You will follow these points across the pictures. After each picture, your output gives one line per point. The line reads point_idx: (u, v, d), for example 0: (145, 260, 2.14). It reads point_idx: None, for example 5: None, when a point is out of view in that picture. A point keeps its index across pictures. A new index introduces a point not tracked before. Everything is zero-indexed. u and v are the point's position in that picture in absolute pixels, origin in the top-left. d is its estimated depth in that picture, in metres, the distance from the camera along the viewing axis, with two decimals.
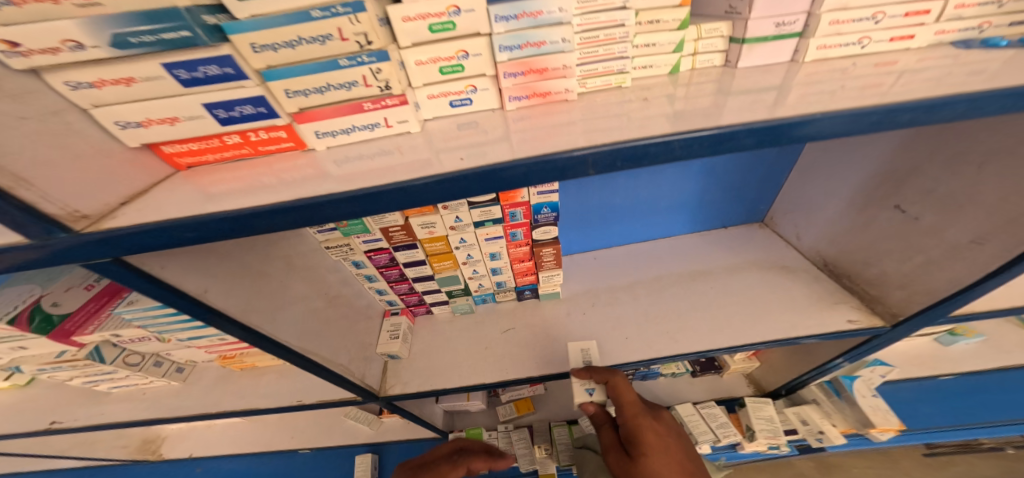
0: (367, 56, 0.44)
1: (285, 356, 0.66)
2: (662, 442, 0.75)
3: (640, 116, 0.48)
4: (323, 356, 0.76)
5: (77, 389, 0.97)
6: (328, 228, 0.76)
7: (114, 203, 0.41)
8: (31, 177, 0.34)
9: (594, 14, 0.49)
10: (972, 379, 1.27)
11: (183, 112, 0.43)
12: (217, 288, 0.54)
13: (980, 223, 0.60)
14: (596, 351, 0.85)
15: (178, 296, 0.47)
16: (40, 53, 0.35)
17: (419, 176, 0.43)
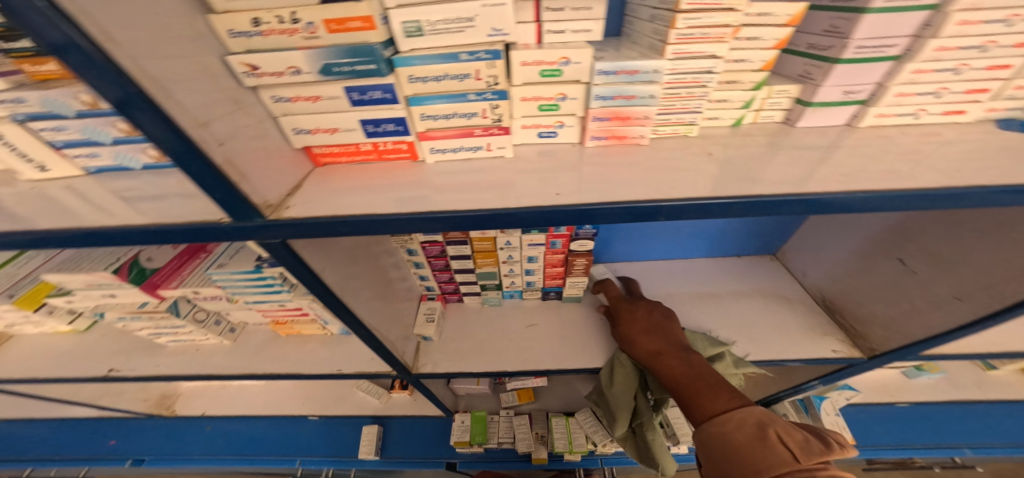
0: (491, 94, 0.55)
1: (356, 330, 0.79)
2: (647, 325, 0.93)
3: (706, 167, 0.55)
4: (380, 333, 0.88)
5: (137, 342, 1.15)
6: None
7: (284, 195, 0.55)
8: (246, 172, 0.47)
9: (681, 75, 0.52)
10: (925, 408, 1.45)
11: (342, 125, 0.56)
12: (331, 269, 0.67)
13: (964, 284, 0.69)
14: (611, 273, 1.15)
15: (309, 274, 0.61)
16: (268, 75, 0.49)
17: (524, 204, 0.53)
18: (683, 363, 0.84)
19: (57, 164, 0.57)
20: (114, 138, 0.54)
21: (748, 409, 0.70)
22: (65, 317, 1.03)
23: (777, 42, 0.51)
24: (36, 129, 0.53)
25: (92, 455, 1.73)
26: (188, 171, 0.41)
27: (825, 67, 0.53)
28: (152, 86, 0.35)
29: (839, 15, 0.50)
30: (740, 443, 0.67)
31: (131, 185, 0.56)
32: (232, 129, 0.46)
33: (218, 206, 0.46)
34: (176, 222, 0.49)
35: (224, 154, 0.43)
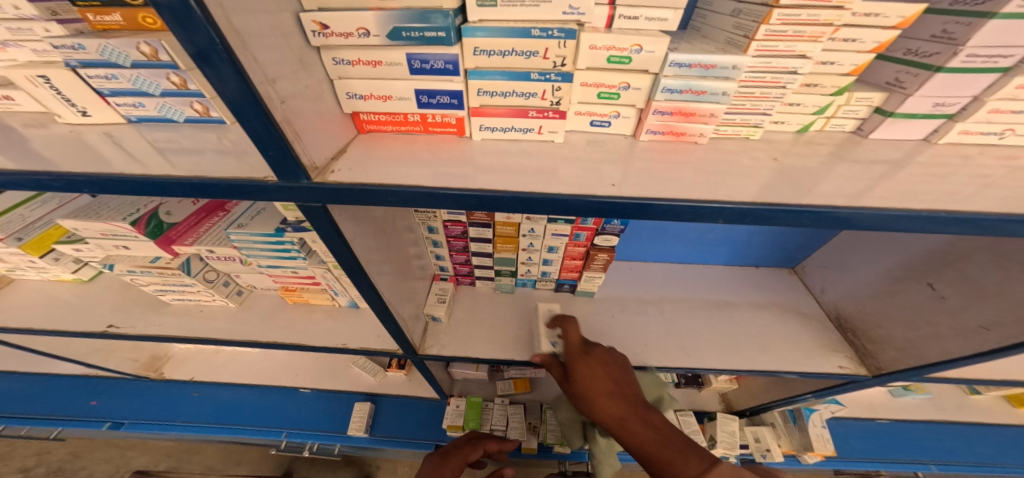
0: (556, 75, 0.52)
1: (374, 303, 0.78)
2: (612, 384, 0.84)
3: (763, 173, 0.54)
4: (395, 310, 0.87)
5: (149, 299, 1.21)
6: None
7: (327, 159, 0.53)
8: (301, 132, 0.47)
9: (759, 74, 0.51)
10: (906, 425, 1.52)
11: (397, 93, 0.54)
12: (359, 238, 0.67)
13: (996, 314, 0.70)
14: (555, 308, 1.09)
15: (337, 238, 0.60)
16: (337, 36, 0.47)
17: (583, 192, 0.51)
18: (648, 428, 0.78)
19: (100, 111, 0.63)
20: (164, 90, 0.59)
21: (722, 469, 0.70)
22: (70, 266, 1.16)
23: (877, 46, 0.49)
24: (87, 75, 0.58)
25: (71, 416, 1.70)
26: (249, 125, 0.41)
27: (922, 76, 0.51)
28: (235, 39, 0.36)
29: (955, 19, 0.47)
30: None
31: (169, 136, 0.61)
32: (295, 87, 0.46)
33: (270, 164, 0.46)
34: (223, 177, 0.50)
35: (286, 112, 0.44)
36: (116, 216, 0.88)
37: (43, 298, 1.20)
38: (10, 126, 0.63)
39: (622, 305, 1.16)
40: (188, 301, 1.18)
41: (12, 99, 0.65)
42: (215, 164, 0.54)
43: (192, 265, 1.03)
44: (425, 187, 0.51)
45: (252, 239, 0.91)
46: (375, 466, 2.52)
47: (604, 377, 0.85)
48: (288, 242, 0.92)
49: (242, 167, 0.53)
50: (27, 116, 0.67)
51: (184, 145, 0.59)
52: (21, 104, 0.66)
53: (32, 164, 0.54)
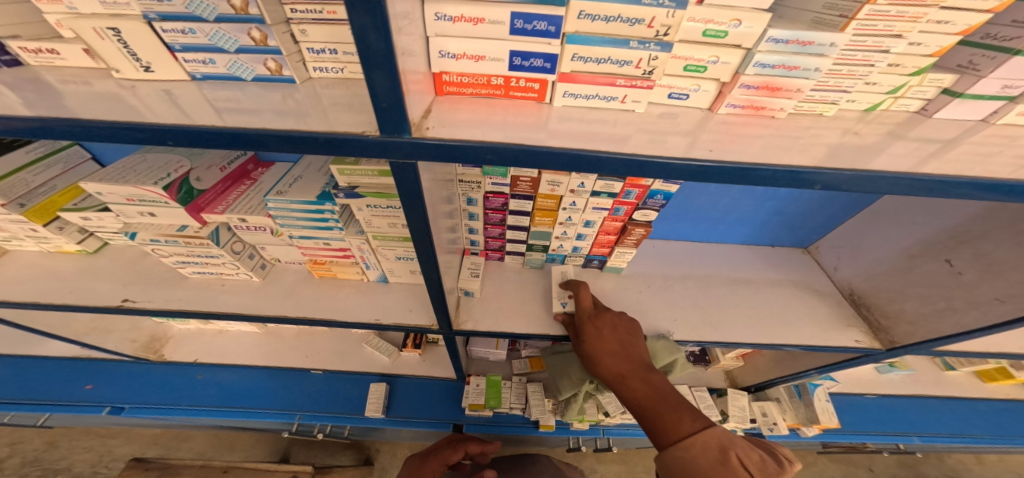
0: (655, 45, 0.52)
1: (427, 264, 0.79)
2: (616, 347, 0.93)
3: (839, 147, 0.56)
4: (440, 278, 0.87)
5: (164, 274, 1.15)
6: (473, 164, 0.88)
7: (417, 118, 0.52)
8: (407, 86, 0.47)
9: (852, 51, 0.53)
10: (890, 400, 1.64)
11: (491, 53, 0.53)
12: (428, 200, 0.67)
13: (1009, 287, 0.76)
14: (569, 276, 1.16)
15: (416, 199, 0.61)
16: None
17: (675, 157, 0.52)
18: (647, 386, 0.86)
19: (164, 67, 0.59)
20: (240, 46, 0.58)
21: (709, 432, 0.74)
22: (76, 237, 1.09)
23: (966, 28, 0.50)
24: (161, 28, 0.55)
25: (64, 400, 1.61)
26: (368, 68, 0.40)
27: (999, 59, 0.52)
28: None
29: None
30: (705, 467, 0.71)
31: (231, 96, 0.57)
32: (405, 37, 0.44)
33: (377, 114, 0.45)
34: (316, 129, 0.48)
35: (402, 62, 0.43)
36: (146, 181, 0.83)
37: (42, 271, 1.12)
38: (49, 83, 0.57)
39: (649, 281, 1.19)
40: (208, 274, 1.13)
41: (58, 54, 0.59)
42: (299, 119, 0.52)
43: (220, 234, 0.98)
44: (523, 146, 0.51)
45: (291, 207, 0.88)
46: (375, 449, 2.51)
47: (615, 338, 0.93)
48: (328, 211, 0.89)
49: (330, 123, 0.51)
50: (69, 71, 0.61)
51: (255, 102, 0.56)
52: (66, 59, 0.60)
53: (99, 115, 0.50)
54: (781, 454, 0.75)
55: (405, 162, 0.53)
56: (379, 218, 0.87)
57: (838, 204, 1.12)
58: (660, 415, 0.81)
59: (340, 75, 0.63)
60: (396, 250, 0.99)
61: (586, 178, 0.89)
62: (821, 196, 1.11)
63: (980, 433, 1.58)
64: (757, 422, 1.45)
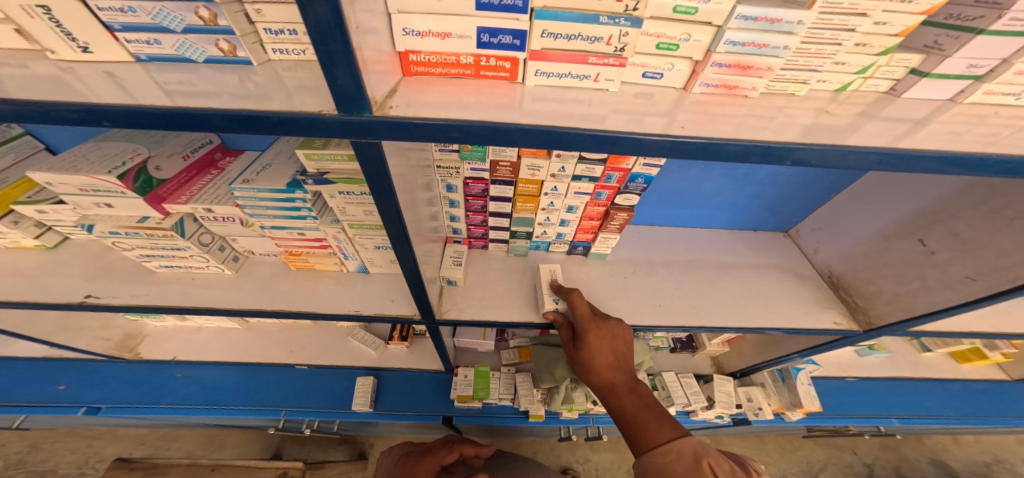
0: (625, 20, 0.51)
1: (403, 252, 0.77)
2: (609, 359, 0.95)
3: (811, 126, 0.56)
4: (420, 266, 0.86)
5: (135, 269, 1.12)
6: (451, 148, 0.86)
7: (381, 96, 0.50)
8: (366, 65, 0.45)
9: (819, 30, 0.52)
10: (870, 382, 1.68)
11: (458, 30, 0.52)
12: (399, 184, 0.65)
13: (981, 265, 0.77)
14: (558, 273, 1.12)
15: (384, 182, 0.59)
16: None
17: (643, 135, 0.51)
18: (634, 397, 0.91)
19: (103, 48, 0.56)
20: (188, 26, 0.56)
21: (685, 442, 0.79)
22: (32, 231, 1.06)
23: (930, 8, 0.49)
24: (95, 6, 0.52)
25: (39, 401, 1.58)
26: (321, 40, 0.38)
27: (963, 38, 0.51)
28: None
29: None
30: (679, 472, 0.76)
31: (182, 78, 0.55)
32: (362, 12, 0.42)
33: (334, 92, 0.44)
34: (272, 108, 0.46)
35: (359, 39, 0.42)
36: (100, 169, 0.80)
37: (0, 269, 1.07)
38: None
39: (633, 267, 1.20)
40: (177, 268, 1.11)
41: None
42: (256, 98, 0.50)
43: (186, 226, 0.96)
44: (492, 123, 0.50)
45: (258, 196, 0.86)
46: (367, 444, 2.50)
47: (609, 351, 0.94)
48: (298, 200, 0.88)
49: (289, 103, 0.50)
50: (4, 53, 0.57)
51: (209, 85, 0.54)
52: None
53: (37, 96, 0.47)
54: (753, 468, 0.81)
55: (370, 141, 0.51)
56: (353, 205, 0.86)
57: (817, 186, 1.13)
58: (643, 423, 0.87)
59: (302, 58, 0.61)
60: (374, 239, 0.98)
61: (567, 162, 0.88)
62: (802, 178, 1.11)
63: (956, 413, 1.62)
64: (743, 407, 1.45)
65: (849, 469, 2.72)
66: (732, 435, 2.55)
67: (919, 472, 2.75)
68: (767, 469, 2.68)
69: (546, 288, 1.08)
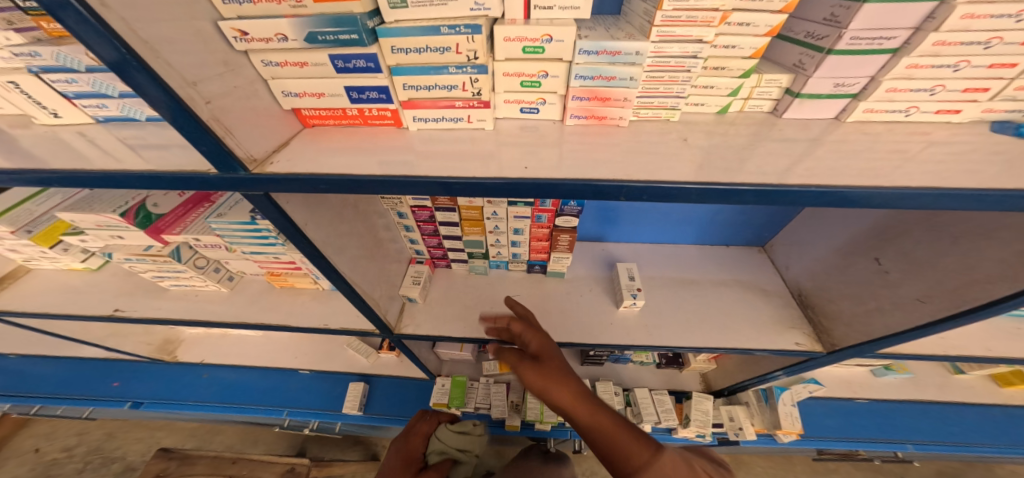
0: (471, 68, 0.55)
1: (337, 282, 0.84)
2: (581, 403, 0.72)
3: (678, 156, 0.57)
4: (361, 289, 0.93)
5: (149, 285, 1.30)
6: None
7: (263, 155, 0.57)
8: (232, 129, 0.50)
9: (664, 59, 0.54)
10: (886, 405, 1.51)
11: (328, 90, 0.58)
12: (312, 224, 0.72)
13: (929, 287, 0.71)
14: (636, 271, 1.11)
15: (290, 225, 0.66)
16: (257, 41, 0.50)
17: (496, 176, 0.54)
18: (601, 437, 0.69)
19: (69, 113, 0.69)
20: (121, 92, 0.66)
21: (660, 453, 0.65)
22: (79, 256, 1.27)
23: (770, 30, 0.52)
24: (49, 80, 0.63)
25: (99, 395, 1.86)
26: (176, 125, 0.45)
27: (817, 58, 0.52)
28: (141, 48, 0.39)
29: (840, 4, 0.48)
30: (643, 461, 0.63)
31: (136, 133, 0.67)
32: (223, 88, 0.49)
33: (207, 159, 0.50)
34: (174, 169, 0.56)
35: (220, 112, 0.49)
36: (107, 209, 0.96)
37: (56, 285, 1.31)
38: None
39: (591, 285, 1.18)
40: (185, 286, 1.27)
41: None
42: (175, 157, 0.60)
43: (182, 252, 1.11)
44: (354, 175, 0.55)
45: (234, 227, 0.97)
46: (381, 446, 2.60)
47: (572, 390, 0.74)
48: (264, 229, 0.98)
49: (194, 159, 0.58)
50: (10, 118, 0.74)
51: (158, 137, 0.65)
52: (2, 107, 0.72)
53: (15, 161, 0.60)
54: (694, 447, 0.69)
55: (255, 195, 0.58)
56: None
57: None
58: (578, 417, 0.71)
59: None
60: None
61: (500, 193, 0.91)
62: None
63: (987, 442, 1.43)
64: (724, 426, 1.42)
65: None
66: (752, 454, 2.35)
67: None
68: None
69: (625, 287, 1.07)
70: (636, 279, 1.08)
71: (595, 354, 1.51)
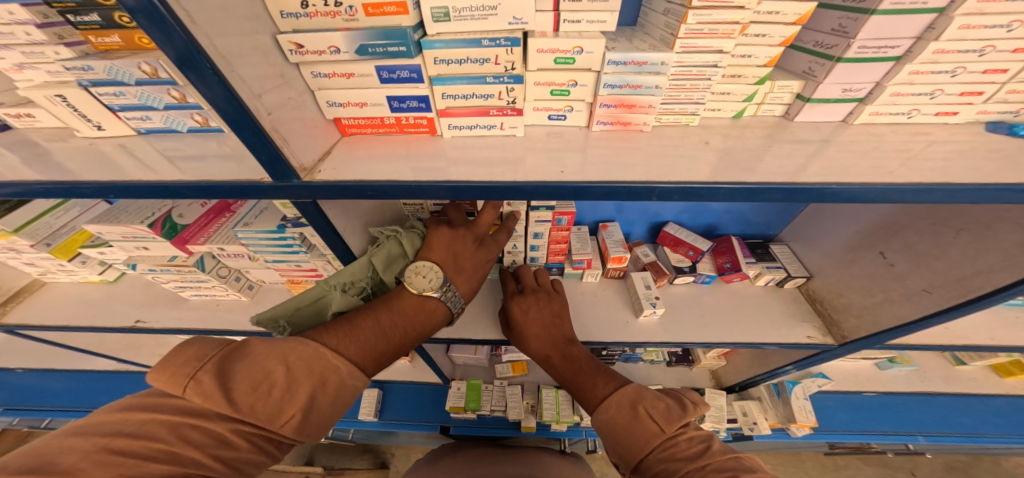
0: (507, 78, 0.59)
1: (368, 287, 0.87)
2: (560, 358, 0.89)
3: (705, 157, 0.60)
4: None
5: (163, 293, 1.28)
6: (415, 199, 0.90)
7: (308, 165, 0.59)
8: (288, 138, 0.54)
9: (686, 68, 0.58)
10: (894, 398, 1.54)
11: (371, 100, 0.61)
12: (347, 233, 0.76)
13: (936, 278, 0.76)
14: (652, 277, 1.09)
15: (329, 232, 0.70)
16: (311, 53, 0.53)
17: (532, 179, 0.58)
18: (582, 379, 0.86)
19: (112, 125, 0.69)
20: (166, 104, 0.65)
21: (623, 392, 0.79)
22: (96, 269, 1.21)
23: (784, 40, 0.56)
24: (98, 93, 0.63)
25: None
26: (244, 135, 0.48)
27: (828, 65, 0.57)
28: (218, 59, 0.42)
29: (848, 15, 0.53)
30: (621, 423, 0.75)
31: (175, 145, 0.67)
32: (280, 99, 0.53)
33: (264, 166, 0.53)
34: (223, 179, 0.57)
35: (273, 123, 0.51)
36: (135, 219, 0.88)
37: (72, 298, 1.27)
38: (36, 143, 0.70)
39: (606, 284, 1.17)
40: (205, 296, 1.22)
41: (32, 116, 0.71)
42: (216, 169, 0.60)
43: (206, 262, 1.04)
44: (401, 182, 0.57)
45: (259, 235, 0.87)
46: (390, 454, 2.52)
47: (547, 335, 0.92)
48: (291, 238, 0.88)
49: (236, 168, 0.60)
50: (48, 131, 0.74)
51: (198, 149, 0.65)
52: (42, 120, 0.72)
53: (61, 174, 0.61)
54: (689, 399, 0.77)
55: (302, 201, 0.61)
56: None
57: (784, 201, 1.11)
58: (582, 387, 0.85)
59: None
60: None
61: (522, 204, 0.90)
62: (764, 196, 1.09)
63: (995, 432, 1.47)
64: (738, 422, 1.45)
65: None
66: (760, 452, 2.35)
67: None
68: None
69: (643, 295, 1.05)
70: (653, 288, 1.07)
71: (608, 353, 1.52)
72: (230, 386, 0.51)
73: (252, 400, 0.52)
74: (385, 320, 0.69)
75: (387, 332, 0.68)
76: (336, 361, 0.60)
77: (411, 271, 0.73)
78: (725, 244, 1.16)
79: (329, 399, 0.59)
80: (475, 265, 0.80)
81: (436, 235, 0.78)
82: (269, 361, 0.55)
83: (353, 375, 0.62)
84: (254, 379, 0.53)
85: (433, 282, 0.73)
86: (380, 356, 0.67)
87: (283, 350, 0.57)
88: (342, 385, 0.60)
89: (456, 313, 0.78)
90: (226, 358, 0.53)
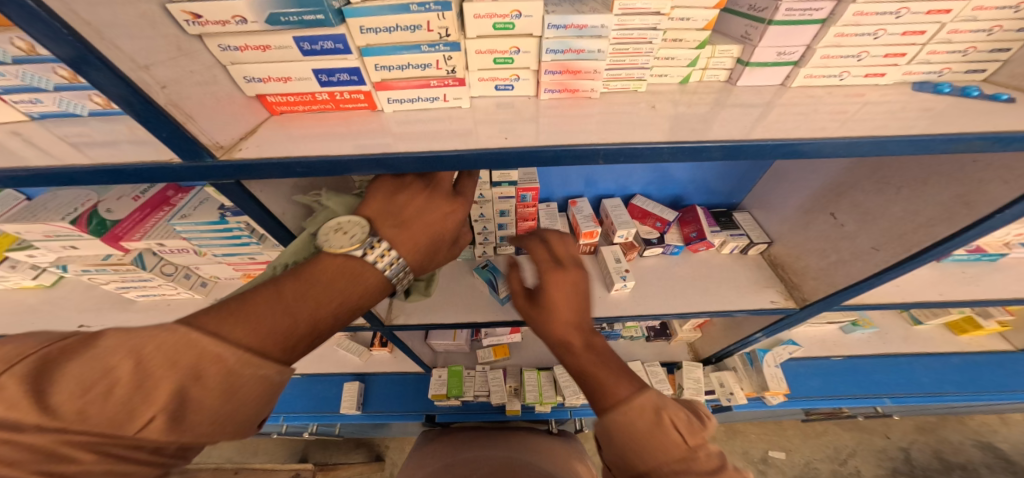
0: (444, 45, 0.56)
1: None
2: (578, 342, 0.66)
3: (651, 122, 0.59)
4: None
5: (112, 296, 1.20)
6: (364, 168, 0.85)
7: (225, 145, 0.56)
8: (193, 115, 0.50)
9: (627, 32, 0.57)
10: (861, 362, 1.60)
11: (295, 74, 0.57)
12: (283, 210, 0.72)
13: (882, 235, 0.77)
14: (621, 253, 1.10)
15: (257, 210, 0.66)
16: (212, 24, 0.49)
17: (472, 147, 0.56)
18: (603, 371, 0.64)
19: None
20: (55, 84, 0.60)
21: (648, 393, 0.62)
22: (29, 273, 1.13)
23: (719, 3, 0.56)
24: None
25: None
26: (132, 112, 0.44)
27: (760, 29, 0.57)
28: (84, 30, 0.37)
29: None
30: (640, 431, 0.60)
31: (79, 131, 0.61)
32: (177, 74, 0.48)
33: (167, 144, 0.49)
34: (126, 161, 0.53)
35: (167, 97, 0.46)
36: (54, 216, 0.84)
37: (8, 307, 1.19)
38: None
39: (578, 261, 1.17)
40: (153, 296, 1.17)
41: None
42: (120, 154, 0.55)
43: (146, 260, 0.99)
44: (329, 156, 0.55)
45: (197, 228, 0.84)
46: (383, 446, 2.53)
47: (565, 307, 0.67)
48: (235, 228, 0.85)
49: (144, 150, 0.55)
50: None
51: (105, 135, 0.59)
52: None
53: None
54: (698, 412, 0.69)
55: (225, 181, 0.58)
56: None
57: (737, 173, 1.13)
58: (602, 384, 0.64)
59: None
60: None
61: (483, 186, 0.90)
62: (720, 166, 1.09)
63: (954, 391, 1.53)
64: (716, 393, 1.47)
65: (881, 454, 2.40)
66: (743, 422, 2.44)
67: (964, 455, 2.42)
68: (789, 457, 2.40)
69: (612, 269, 1.05)
70: (622, 261, 1.07)
71: None
72: (47, 390, 0.37)
73: (81, 405, 0.37)
74: (294, 290, 0.51)
75: (294, 307, 0.50)
76: (213, 349, 0.43)
77: (330, 228, 0.57)
78: (691, 213, 1.17)
79: (210, 393, 0.42)
80: (421, 213, 0.61)
81: (375, 185, 0.63)
82: (111, 353, 0.40)
83: (245, 363, 0.44)
84: (87, 378, 0.38)
85: (354, 238, 0.56)
86: (292, 340, 0.49)
87: (135, 338, 0.41)
88: (230, 376, 0.43)
89: (396, 284, 0.59)
90: (53, 356, 0.39)
